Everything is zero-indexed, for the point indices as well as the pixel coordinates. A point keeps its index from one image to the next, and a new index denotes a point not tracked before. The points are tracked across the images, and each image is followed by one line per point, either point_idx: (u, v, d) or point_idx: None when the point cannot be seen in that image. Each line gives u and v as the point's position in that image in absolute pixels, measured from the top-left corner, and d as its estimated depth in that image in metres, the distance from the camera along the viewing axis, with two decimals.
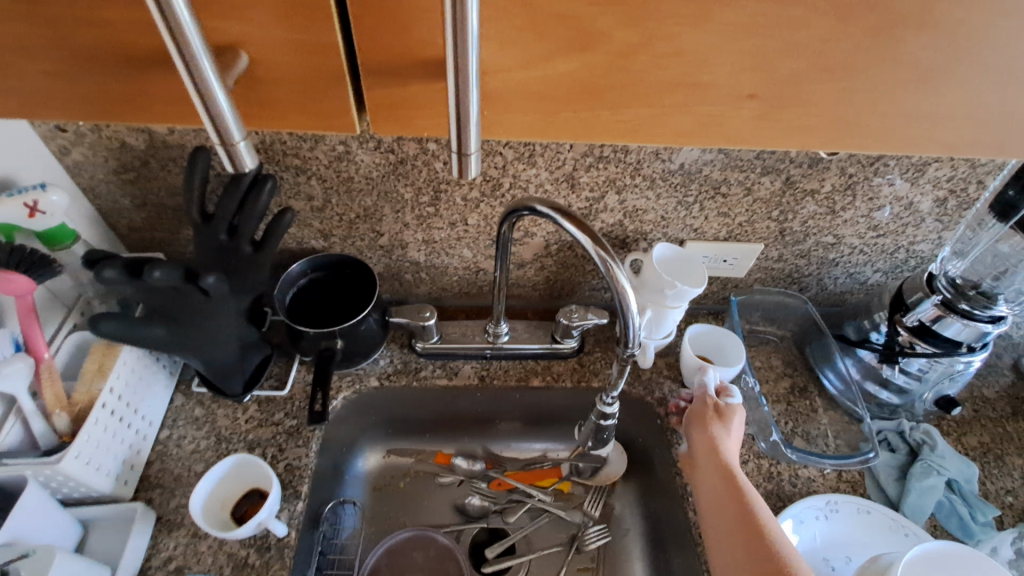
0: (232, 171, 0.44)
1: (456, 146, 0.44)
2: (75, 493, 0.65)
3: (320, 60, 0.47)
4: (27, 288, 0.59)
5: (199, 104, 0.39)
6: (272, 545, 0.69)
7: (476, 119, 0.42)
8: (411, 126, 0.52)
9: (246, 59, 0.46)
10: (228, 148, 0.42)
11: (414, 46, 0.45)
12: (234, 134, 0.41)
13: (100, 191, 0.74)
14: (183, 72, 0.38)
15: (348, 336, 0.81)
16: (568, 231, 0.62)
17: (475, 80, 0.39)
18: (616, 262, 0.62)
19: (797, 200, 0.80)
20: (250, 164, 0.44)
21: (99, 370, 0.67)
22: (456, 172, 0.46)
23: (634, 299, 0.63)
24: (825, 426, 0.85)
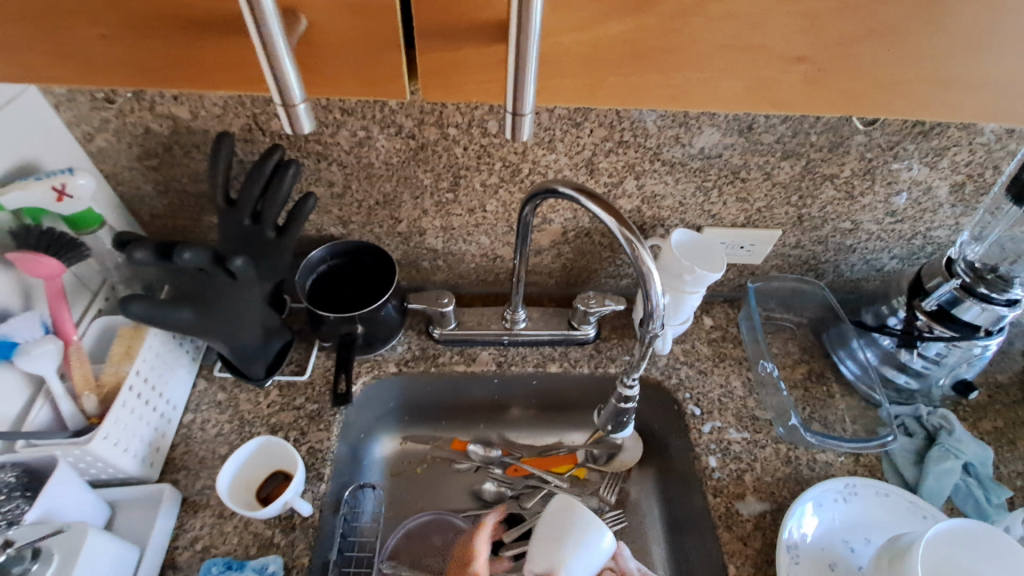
0: (290, 133, 0.44)
1: (511, 107, 0.44)
2: (103, 473, 0.66)
3: (373, 23, 0.48)
4: (56, 270, 0.60)
5: (265, 64, 0.40)
6: (296, 525, 0.69)
7: (533, 84, 0.42)
8: (457, 91, 0.53)
9: (306, 24, 0.47)
10: (289, 110, 0.42)
11: (471, 8, 0.47)
12: (296, 97, 0.42)
13: (123, 178, 0.75)
14: (253, 32, 0.38)
15: (368, 322, 0.82)
16: (591, 212, 0.62)
17: (536, 42, 0.39)
18: (639, 243, 0.62)
19: (816, 184, 0.79)
20: (308, 128, 0.44)
21: (125, 353, 0.68)
22: (509, 134, 0.46)
23: (657, 280, 0.63)
24: (842, 412, 0.85)
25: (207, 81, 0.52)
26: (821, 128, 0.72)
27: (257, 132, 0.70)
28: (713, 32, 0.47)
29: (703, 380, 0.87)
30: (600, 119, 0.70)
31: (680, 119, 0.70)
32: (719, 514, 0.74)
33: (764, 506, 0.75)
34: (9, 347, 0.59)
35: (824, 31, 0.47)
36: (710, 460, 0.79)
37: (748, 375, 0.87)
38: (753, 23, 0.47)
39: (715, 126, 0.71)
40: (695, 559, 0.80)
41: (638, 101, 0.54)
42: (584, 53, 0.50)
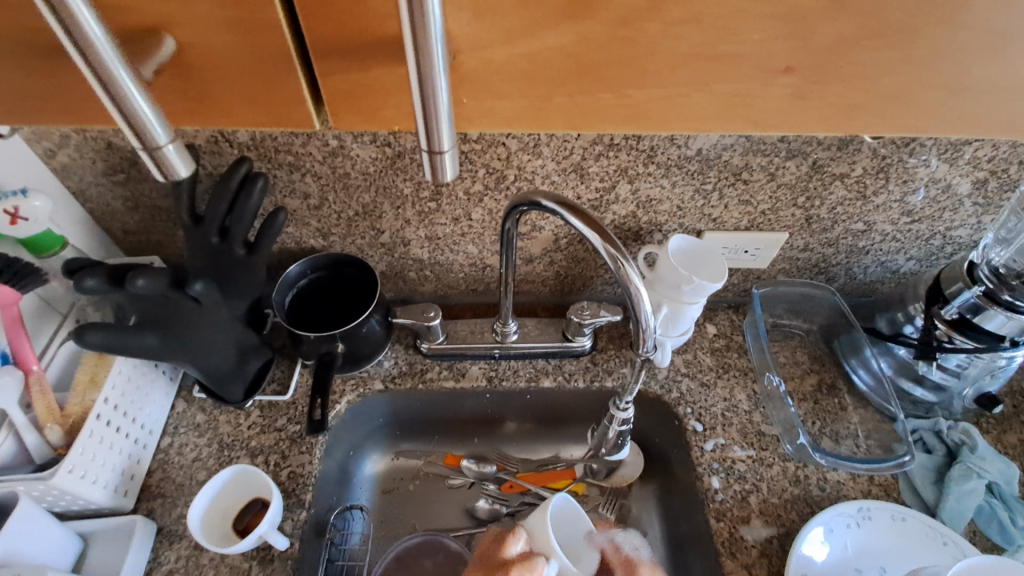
0: (163, 178, 0.42)
1: (425, 144, 0.40)
2: (73, 506, 0.64)
3: (266, 43, 0.44)
4: (12, 299, 0.57)
5: (109, 103, 0.36)
6: (275, 557, 0.66)
7: (444, 115, 0.38)
8: (373, 119, 0.50)
9: (173, 44, 0.44)
10: (154, 153, 0.39)
11: (365, 23, 0.43)
12: (159, 138, 0.39)
13: (90, 194, 0.71)
14: (85, 69, 0.34)
15: (350, 340, 0.78)
16: (575, 228, 0.58)
17: (440, 59, 0.35)
18: (628, 262, 0.57)
19: (825, 185, 0.74)
20: (185, 169, 0.41)
21: (91, 381, 0.65)
22: (429, 176, 0.43)
23: (647, 299, 0.59)
24: (855, 426, 0.80)
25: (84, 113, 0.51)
26: None
27: (223, 144, 0.67)
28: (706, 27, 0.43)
29: (706, 394, 0.82)
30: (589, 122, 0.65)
31: None
32: (722, 540, 0.70)
33: (770, 530, 0.70)
34: None
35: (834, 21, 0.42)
36: (713, 481, 0.74)
37: (754, 388, 0.82)
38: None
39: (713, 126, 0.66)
40: None
41: (585, 121, 0.51)
42: (522, 68, 0.46)
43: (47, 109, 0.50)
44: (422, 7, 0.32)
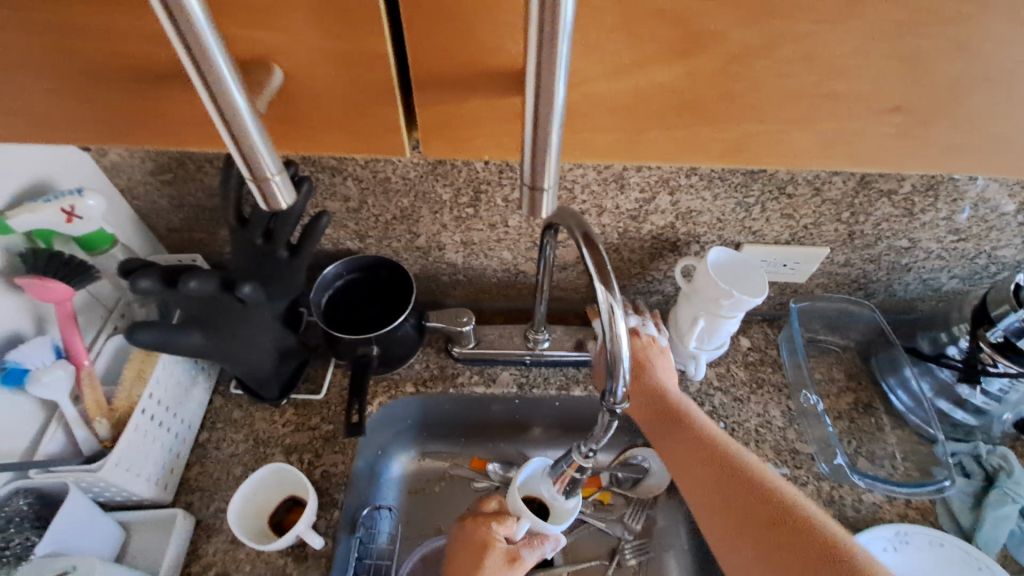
0: (266, 208, 0.39)
1: (527, 180, 0.39)
2: (116, 496, 0.65)
3: (364, 74, 0.43)
4: (66, 295, 0.59)
5: (224, 132, 0.34)
6: (308, 555, 0.67)
7: (553, 158, 0.37)
8: (463, 148, 0.49)
9: (280, 73, 0.42)
10: (260, 183, 0.37)
11: (482, 54, 0.41)
12: (269, 170, 0.36)
13: (138, 192, 0.73)
14: (205, 98, 0.32)
15: (386, 342, 0.79)
16: (580, 256, 0.53)
17: (560, 98, 0.33)
18: (619, 309, 0.51)
19: (871, 201, 0.72)
20: (288, 200, 0.39)
21: (138, 376, 0.66)
22: (525, 209, 0.42)
23: (626, 353, 0.52)
24: (892, 447, 0.79)
25: (172, 136, 0.48)
26: None
27: None
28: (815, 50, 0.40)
29: (739, 408, 0.81)
30: None
31: None
32: None
33: None
34: (18, 373, 0.58)
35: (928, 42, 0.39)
36: None
37: (789, 405, 0.81)
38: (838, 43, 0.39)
39: None
40: None
41: (670, 155, 0.49)
42: None
43: (135, 131, 0.47)
44: (551, 46, 0.30)
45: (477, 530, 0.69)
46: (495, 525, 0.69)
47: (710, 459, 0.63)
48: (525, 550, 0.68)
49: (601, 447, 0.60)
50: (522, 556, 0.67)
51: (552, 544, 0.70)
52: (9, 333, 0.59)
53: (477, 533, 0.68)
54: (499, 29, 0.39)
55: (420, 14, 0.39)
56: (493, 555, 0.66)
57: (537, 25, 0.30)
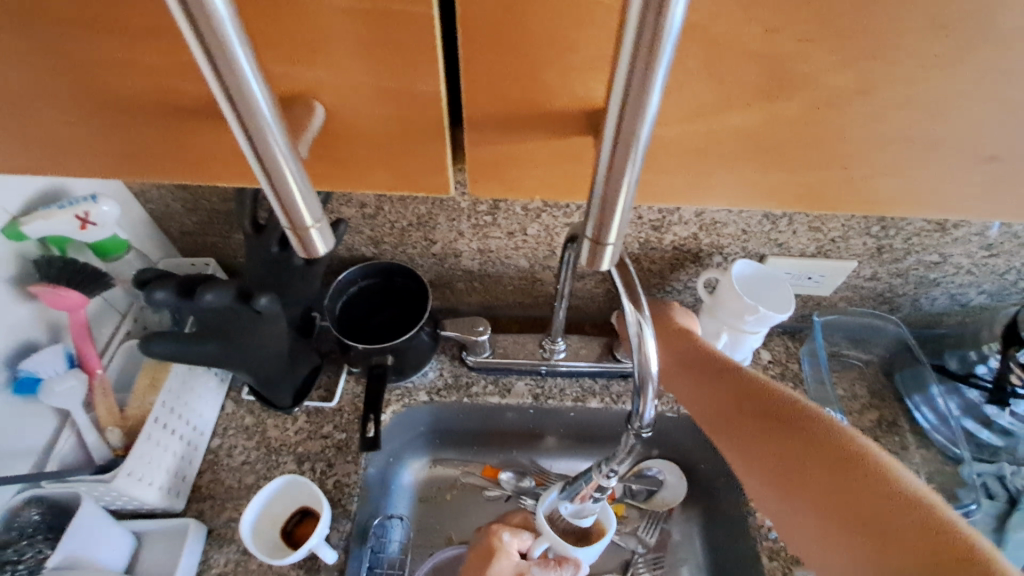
0: (304, 257, 0.37)
1: (591, 233, 0.37)
2: (128, 505, 0.64)
3: (410, 109, 0.41)
4: (80, 303, 0.58)
5: (263, 180, 0.32)
6: (321, 568, 0.66)
7: (623, 209, 0.35)
8: (514, 187, 0.48)
9: (321, 111, 0.40)
10: (299, 234, 0.35)
11: (539, 93, 0.39)
12: (307, 219, 0.34)
13: (152, 195, 0.72)
14: (244, 145, 0.30)
15: (400, 352, 0.77)
16: (607, 272, 0.51)
17: (643, 146, 0.31)
18: (648, 327, 0.49)
19: (904, 215, 0.70)
20: (326, 249, 0.36)
21: (151, 384, 0.66)
22: (584, 263, 0.39)
23: (654, 370, 0.50)
24: (917, 467, 0.77)
25: (207, 173, 0.47)
26: None
27: None
28: (880, 79, 0.37)
29: None
30: None
31: None
32: None
33: None
34: (32, 382, 0.57)
35: (1009, 65, 0.36)
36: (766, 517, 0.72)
37: None
38: (904, 71, 0.36)
39: None
40: None
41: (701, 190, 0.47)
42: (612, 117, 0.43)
43: (163, 167, 0.46)
44: (642, 85, 0.28)
45: (488, 535, 0.71)
46: (508, 533, 0.71)
47: (746, 402, 0.61)
48: (536, 567, 0.69)
49: (624, 468, 0.59)
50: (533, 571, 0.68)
51: (572, 569, 0.68)
52: (22, 341, 0.58)
53: (488, 537, 0.71)
54: (569, 70, 0.37)
55: (479, 52, 0.37)
56: (500, 562, 0.68)
57: (625, 72, 0.28)
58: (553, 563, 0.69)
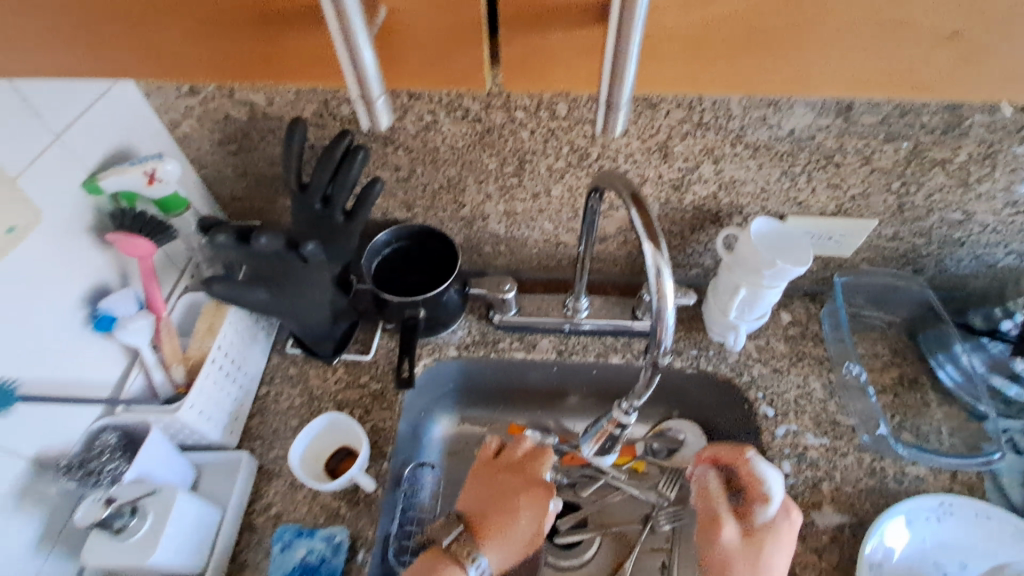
0: (368, 129, 0.41)
1: (605, 91, 0.40)
2: (188, 439, 0.71)
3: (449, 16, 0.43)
4: (149, 251, 0.64)
5: (342, 51, 0.37)
6: (361, 500, 0.72)
7: (631, 69, 0.38)
8: (548, 82, 0.47)
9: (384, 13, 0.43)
10: (367, 105, 0.39)
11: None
12: (375, 90, 0.38)
13: (205, 162, 0.78)
14: (327, 8, 0.35)
15: (431, 306, 0.81)
16: (628, 218, 0.54)
17: (640, 26, 0.35)
18: (666, 271, 0.53)
19: (923, 170, 0.71)
20: (385, 123, 0.40)
21: (208, 330, 0.72)
22: (598, 128, 0.42)
23: (672, 307, 0.54)
24: (939, 422, 0.78)
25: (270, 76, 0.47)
26: (934, 109, 0.64)
27: (327, 118, 0.71)
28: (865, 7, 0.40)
29: (779, 380, 0.82)
30: (679, 100, 0.65)
31: (769, 97, 0.64)
32: None
33: (843, 518, 0.70)
34: (109, 321, 0.64)
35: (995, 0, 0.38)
36: (784, 465, 0.75)
37: (830, 377, 0.81)
38: None
39: (809, 105, 0.65)
40: None
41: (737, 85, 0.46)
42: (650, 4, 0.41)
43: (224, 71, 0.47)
44: None
45: (539, 500, 0.70)
46: (551, 500, 0.71)
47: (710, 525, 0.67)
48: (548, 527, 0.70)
49: (641, 404, 0.63)
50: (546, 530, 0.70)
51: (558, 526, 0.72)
52: (99, 284, 0.64)
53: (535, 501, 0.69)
54: None
55: None
56: (533, 526, 0.69)
57: None
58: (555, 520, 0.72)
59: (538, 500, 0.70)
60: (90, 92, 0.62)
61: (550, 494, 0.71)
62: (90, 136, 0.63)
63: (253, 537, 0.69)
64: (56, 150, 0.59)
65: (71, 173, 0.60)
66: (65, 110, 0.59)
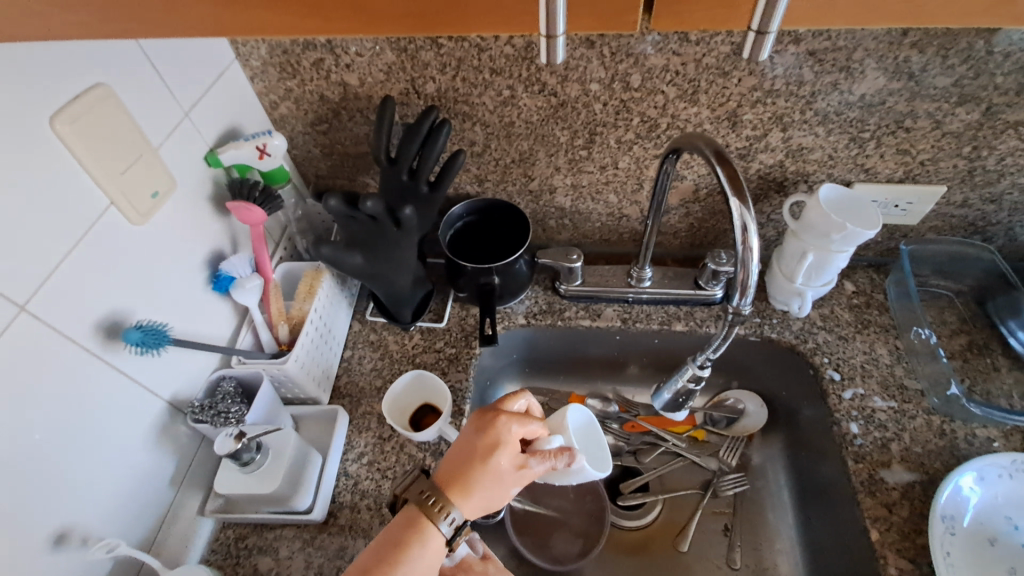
0: (542, 64, 0.42)
1: (755, 25, 0.39)
2: (288, 391, 0.78)
3: None
4: (261, 219, 0.71)
5: None
6: (444, 450, 0.77)
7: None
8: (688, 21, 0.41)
9: None
10: (548, 41, 0.40)
11: None
12: (559, 27, 0.39)
13: (297, 142, 0.85)
14: None
15: (503, 275, 0.86)
16: (712, 172, 0.57)
17: None
18: (752, 227, 0.56)
19: (997, 133, 0.71)
20: (560, 59, 0.41)
21: (309, 292, 0.79)
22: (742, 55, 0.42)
23: (757, 256, 0.57)
24: (1009, 386, 0.78)
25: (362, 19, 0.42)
26: (1009, 68, 0.65)
27: (412, 95, 0.77)
28: None
29: (844, 346, 0.83)
30: (751, 67, 0.68)
31: (841, 62, 0.66)
32: (861, 480, 0.72)
33: (914, 476, 0.72)
34: (228, 281, 0.71)
35: None
36: (851, 426, 0.76)
37: (896, 343, 0.82)
38: None
39: (880, 69, 0.66)
40: (826, 528, 0.79)
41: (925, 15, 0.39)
42: None
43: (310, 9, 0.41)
44: None
45: (495, 426, 0.60)
46: (516, 426, 0.61)
47: None
48: (534, 458, 0.60)
49: (717, 356, 0.69)
50: (530, 462, 0.60)
51: (568, 462, 0.59)
52: (216, 248, 0.72)
53: (492, 429, 0.60)
54: None
55: None
56: (504, 455, 0.59)
57: None
58: (550, 453, 0.60)
59: (496, 428, 0.60)
60: (209, 74, 0.69)
61: (511, 421, 0.61)
62: (210, 114, 0.70)
63: (348, 481, 0.75)
64: (185, 125, 0.66)
65: (196, 146, 0.68)
66: (192, 90, 0.67)
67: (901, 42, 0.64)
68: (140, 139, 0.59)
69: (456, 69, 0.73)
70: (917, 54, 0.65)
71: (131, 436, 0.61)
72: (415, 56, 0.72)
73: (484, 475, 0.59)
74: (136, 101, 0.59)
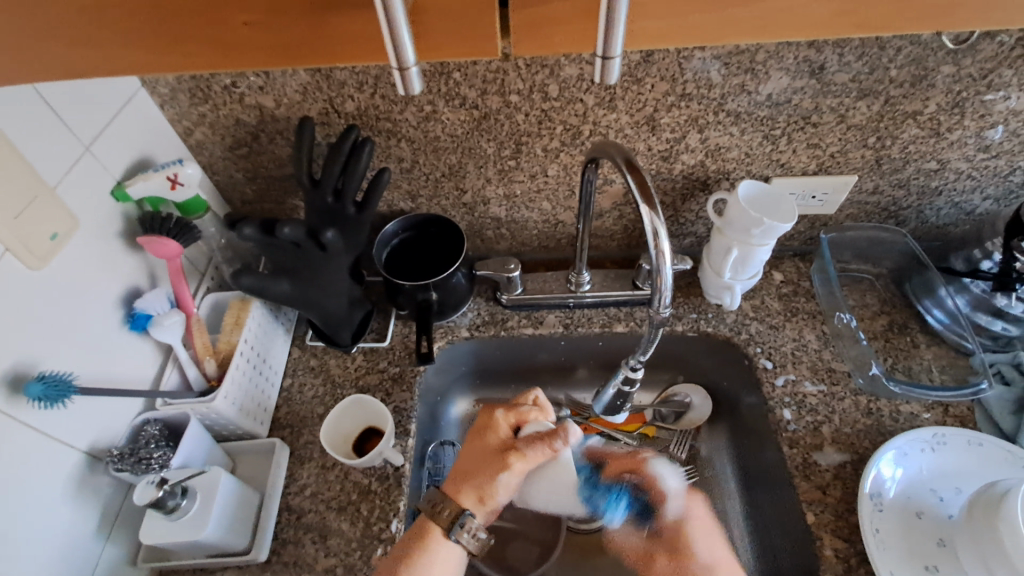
0: (402, 94, 0.44)
1: (599, 52, 0.41)
2: (223, 428, 0.75)
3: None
4: (176, 252, 0.68)
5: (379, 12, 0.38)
6: (390, 474, 0.75)
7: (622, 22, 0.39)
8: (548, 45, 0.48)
9: None
10: (403, 72, 0.42)
11: None
12: (409, 59, 0.41)
13: (218, 167, 0.82)
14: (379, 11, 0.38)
15: (442, 290, 0.86)
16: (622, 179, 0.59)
17: None
18: (663, 231, 0.57)
19: (898, 123, 0.75)
20: (418, 89, 0.44)
21: (235, 324, 0.77)
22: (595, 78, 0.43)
23: (668, 261, 0.58)
24: (929, 361, 0.83)
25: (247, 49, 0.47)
26: (902, 62, 0.69)
27: (333, 115, 0.75)
28: None
29: (776, 335, 0.86)
30: (662, 72, 0.69)
31: (745, 64, 0.69)
32: (795, 465, 0.75)
33: (844, 456, 0.75)
34: (145, 319, 0.68)
35: None
36: (785, 412, 0.79)
37: (824, 328, 0.86)
38: None
39: (783, 69, 0.69)
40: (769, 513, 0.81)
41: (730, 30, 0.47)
42: None
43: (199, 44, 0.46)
44: None
45: (487, 417, 0.74)
46: (505, 414, 0.74)
47: None
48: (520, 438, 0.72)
49: (646, 357, 0.70)
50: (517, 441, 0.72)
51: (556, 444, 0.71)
52: (131, 286, 0.69)
53: (485, 417, 0.75)
54: None
55: None
56: (493, 435, 0.73)
57: None
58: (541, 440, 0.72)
59: (488, 419, 0.74)
60: (111, 105, 0.66)
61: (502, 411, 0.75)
62: (115, 146, 0.67)
63: (291, 516, 0.73)
64: (86, 160, 0.63)
65: (100, 181, 0.65)
66: (92, 123, 0.64)
67: (799, 43, 0.67)
68: (34, 180, 0.56)
69: (374, 87, 0.72)
70: (815, 52, 0.67)
71: (47, 495, 0.57)
72: (330, 76, 0.70)
73: (476, 451, 0.72)
74: (25, 138, 0.56)
